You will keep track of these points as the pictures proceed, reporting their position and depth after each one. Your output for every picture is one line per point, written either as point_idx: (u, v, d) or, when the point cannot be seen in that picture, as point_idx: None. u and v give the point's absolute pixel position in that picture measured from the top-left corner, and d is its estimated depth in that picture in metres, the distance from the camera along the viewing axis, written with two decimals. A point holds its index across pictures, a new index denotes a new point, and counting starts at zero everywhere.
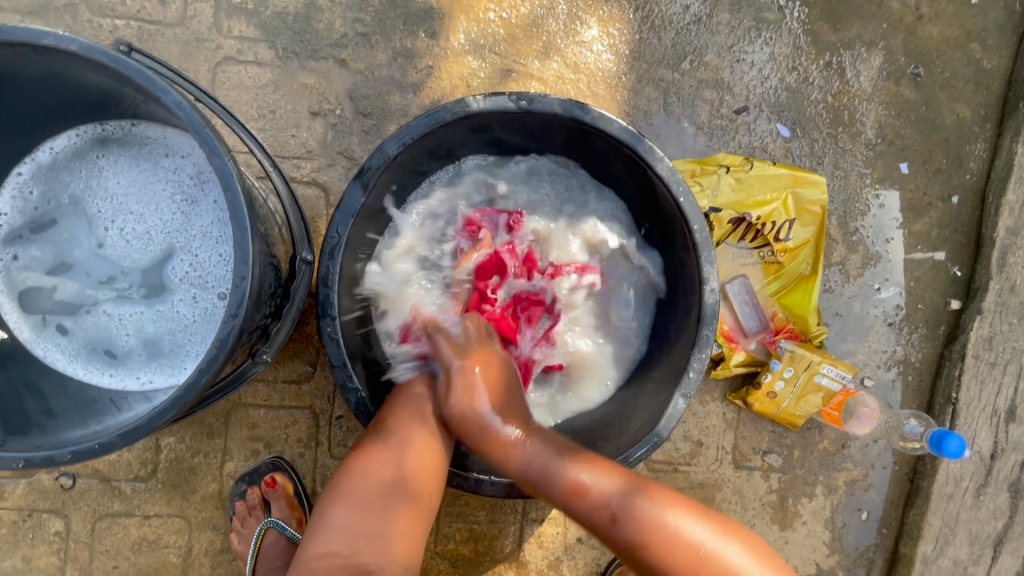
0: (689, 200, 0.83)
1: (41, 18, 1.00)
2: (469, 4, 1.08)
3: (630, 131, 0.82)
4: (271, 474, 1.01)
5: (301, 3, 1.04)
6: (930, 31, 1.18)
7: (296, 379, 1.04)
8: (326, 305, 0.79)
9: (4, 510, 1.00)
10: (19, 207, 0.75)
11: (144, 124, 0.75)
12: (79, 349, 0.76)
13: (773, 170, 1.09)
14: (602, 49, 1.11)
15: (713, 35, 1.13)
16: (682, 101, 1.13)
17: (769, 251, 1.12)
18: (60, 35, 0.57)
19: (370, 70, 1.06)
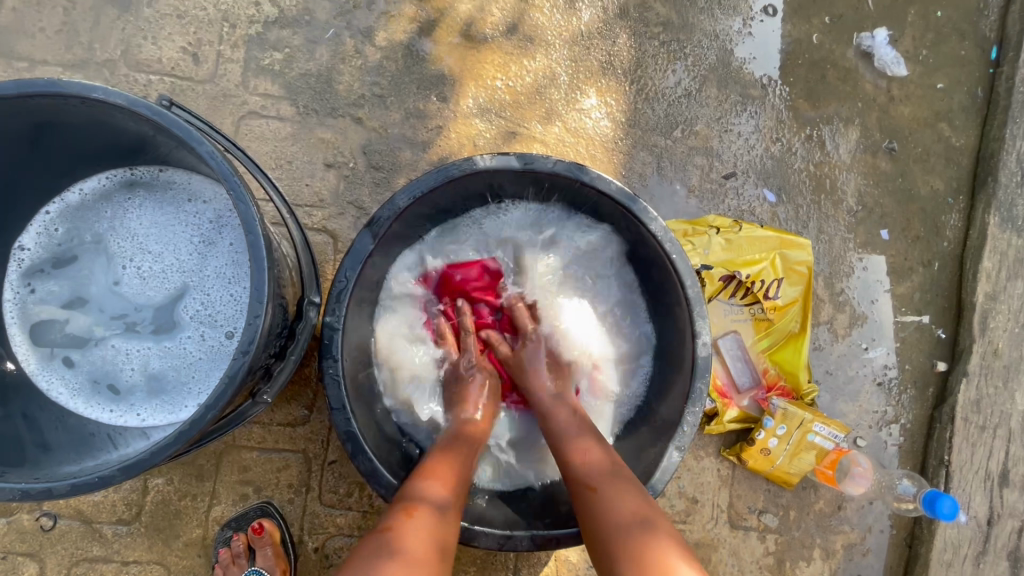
0: (681, 256, 0.88)
1: (81, 71, 1.08)
2: (478, 72, 1.17)
3: (625, 192, 0.88)
4: (258, 520, 0.99)
5: (323, 66, 1.13)
6: (902, 111, 1.29)
7: (292, 422, 1.04)
8: (330, 347, 0.82)
9: None
10: (43, 243, 0.78)
11: (171, 170, 0.80)
12: (82, 383, 0.77)
13: (760, 233, 1.15)
14: (600, 116, 1.20)
15: (702, 107, 1.22)
16: (674, 166, 1.21)
17: (759, 308, 1.15)
18: (109, 89, 0.62)
19: (384, 127, 1.13)
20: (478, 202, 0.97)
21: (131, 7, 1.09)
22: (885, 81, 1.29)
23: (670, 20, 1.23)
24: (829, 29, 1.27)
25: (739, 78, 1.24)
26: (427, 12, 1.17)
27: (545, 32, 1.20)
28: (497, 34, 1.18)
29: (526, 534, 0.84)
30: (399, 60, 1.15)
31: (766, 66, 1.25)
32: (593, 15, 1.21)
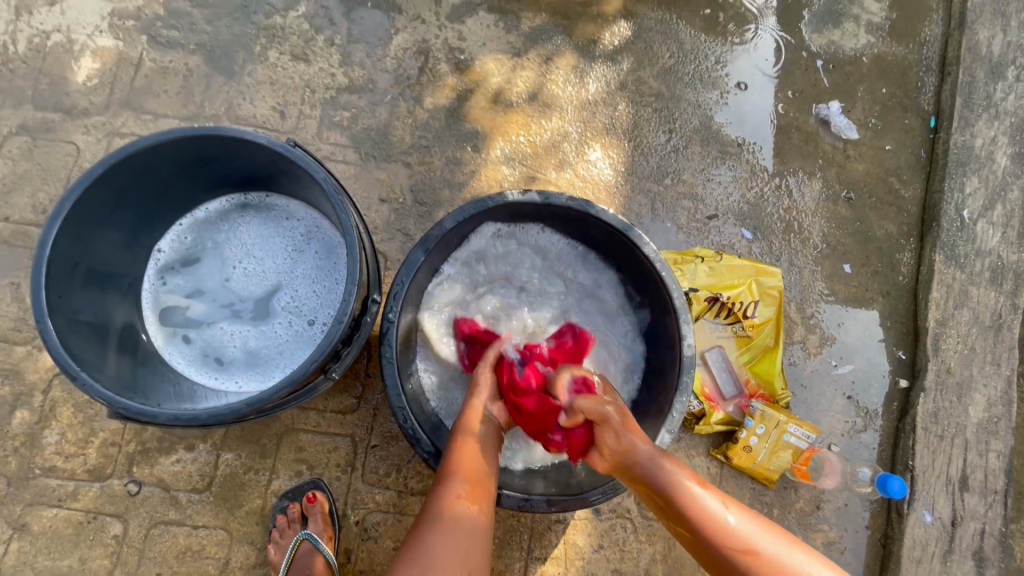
0: (669, 274, 1.10)
1: (192, 122, 1.36)
2: (505, 129, 1.45)
3: (623, 222, 1.11)
4: (312, 492, 1.17)
5: (382, 123, 1.41)
6: (856, 167, 1.54)
7: (343, 410, 1.22)
8: (388, 335, 1.03)
9: (74, 511, 1.14)
10: (175, 247, 1.02)
11: (276, 196, 1.04)
12: (194, 356, 0.98)
13: (738, 262, 1.37)
14: (604, 166, 1.46)
15: (688, 160, 1.49)
16: (665, 207, 1.45)
17: (740, 326, 1.35)
18: (255, 132, 0.88)
19: (428, 171, 1.39)
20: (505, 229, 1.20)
21: (235, 76, 1.39)
22: (841, 142, 1.55)
23: (661, 92, 1.52)
24: (792, 101, 1.56)
25: (718, 138, 1.51)
26: (466, 83, 1.46)
27: (559, 99, 1.48)
28: (521, 101, 1.47)
29: (541, 498, 1.01)
30: (443, 119, 1.43)
31: (741, 129, 1.53)
32: (598, 87, 1.50)
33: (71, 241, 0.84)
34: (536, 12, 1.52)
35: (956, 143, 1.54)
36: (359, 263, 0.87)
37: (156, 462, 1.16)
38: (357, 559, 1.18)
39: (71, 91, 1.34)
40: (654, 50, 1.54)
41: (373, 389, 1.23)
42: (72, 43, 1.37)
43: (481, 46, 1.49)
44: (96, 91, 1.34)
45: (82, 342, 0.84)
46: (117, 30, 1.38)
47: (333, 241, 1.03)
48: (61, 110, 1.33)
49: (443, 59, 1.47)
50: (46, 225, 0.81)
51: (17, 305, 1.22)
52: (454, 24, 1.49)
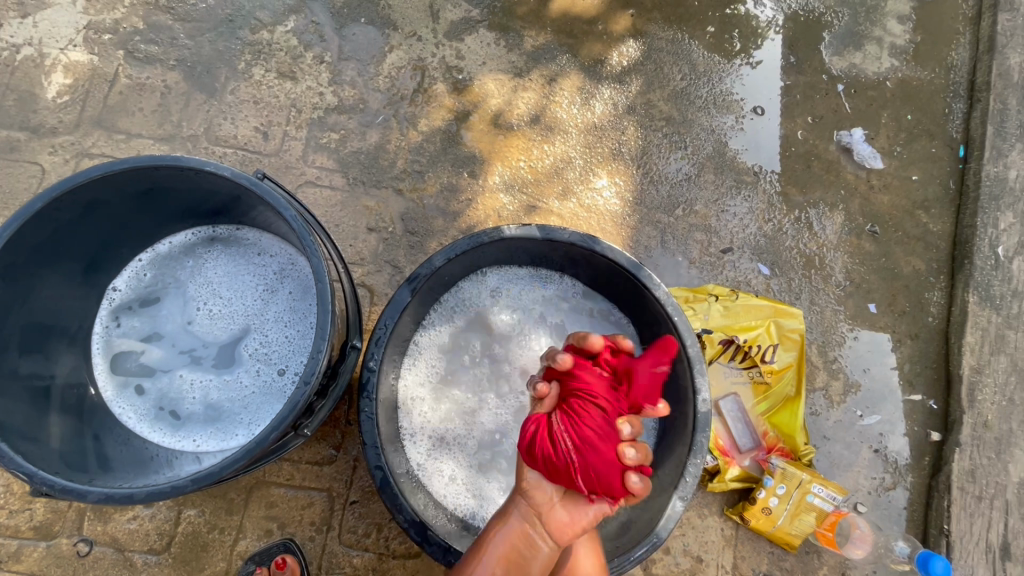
0: (682, 319, 0.98)
1: (169, 143, 1.26)
2: (506, 154, 1.35)
3: (631, 261, 1.01)
4: (281, 556, 1.05)
5: (373, 146, 1.32)
6: (882, 198, 1.44)
7: (319, 461, 1.11)
8: (367, 386, 0.92)
9: (16, 573, 1.02)
10: (132, 285, 0.92)
11: (247, 229, 0.94)
12: (149, 409, 0.88)
13: (756, 302, 1.27)
14: (610, 195, 1.35)
15: (701, 190, 1.38)
16: (676, 240, 1.35)
17: (756, 372, 1.24)
18: (218, 165, 0.78)
19: (421, 199, 1.30)
20: (495, 264, 1.11)
21: (216, 94, 1.30)
22: (865, 172, 1.45)
23: (672, 116, 1.42)
24: (811, 127, 1.46)
25: (733, 166, 1.41)
26: (463, 104, 1.37)
27: (563, 122, 1.39)
28: (522, 123, 1.38)
29: None
30: (438, 143, 1.34)
31: (757, 156, 1.43)
32: (605, 110, 1.40)
33: (2, 286, 0.74)
34: (540, 30, 1.44)
35: (989, 175, 1.43)
36: (331, 311, 0.77)
37: (110, 519, 1.05)
38: None
39: (40, 109, 1.25)
40: (664, 72, 1.44)
41: (354, 438, 1.12)
42: (43, 57, 1.28)
43: (481, 66, 1.40)
44: (66, 108, 1.25)
45: (11, 402, 0.74)
46: (92, 44, 1.30)
47: (309, 281, 0.92)
48: (27, 129, 1.24)
49: (439, 79, 1.38)
50: None
51: None
52: (453, 42, 1.40)
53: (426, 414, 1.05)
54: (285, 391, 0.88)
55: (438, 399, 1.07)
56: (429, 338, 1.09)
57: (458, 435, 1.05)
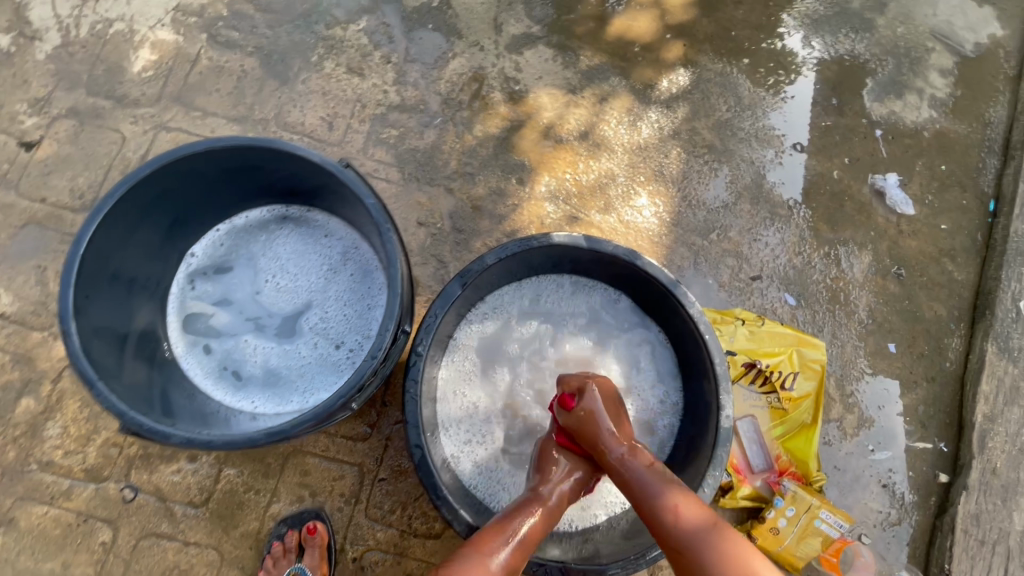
0: (713, 338, 1.04)
1: (240, 124, 1.34)
2: (553, 164, 1.41)
3: (670, 277, 1.06)
4: (312, 522, 1.11)
5: (429, 145, 1.38)
6: (910, 243, 1.48)
7: (353, 437, 1.17)
8: (414, 368, 0.98)
9: (65, 511, 1.09)
10: (208, 252, 1.00)
11: (317, 212, 1.01)
12: (213, 367, 0.95)
13: (780, 330, 1.32)
14: (649, 214, 1.41)
15: (736, 218, 1.44)
16: (708, 263, 1.40)
17: (775, 397, 1.29)
18: (308, 149, 0.84)
19: (470, 198, 1.36)
20: (533, 271, 1.17)
21: (288, 82, 1.38)
22: (895, 216, 1.50)
23: (714, 145, 1.48)
24: (847, 168, 1.51)
25: (769, 198, 1.47)
26: (517, 114, 1.44)
27: (611, 140, 1.45)
28: (571, 138, 1.44)
29: (556, 565, 0.94)
30: (490, 148, 1.40)
31: (793, 191, 1.48)
32: (652, 132, 1.47)
33: (105, 239, 0.82)
34: (596, 51, 1.51)
35: (1017, 231, 1.47)
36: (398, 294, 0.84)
37: (156, 469, 1.12)
38: None
39: (125, 81, 1.33)
40: (711, 101, 1.51)
41: (388, 419, 1.18)
42: (133, 33, 1.37)
43: (537, 79, 1.47)
44: (149, 83, 1.34)
45: (102, 344, 0.81)
46: (179, 26, 1.38)
47: (370, 265, 0.99)
48: (112, 98, 1.32)
49: (497, 88, 1.45)
50: (83, 221, 0.79)
51: (37, 289, 1.18)
52: (512, 54, 1.47)
53: (461, 403, 1.11)
54: (339, 364, 0.94)
55: (471, 390, 1.13)
56: (470, 330, 1.15)
57: (490, 425, 1.11)
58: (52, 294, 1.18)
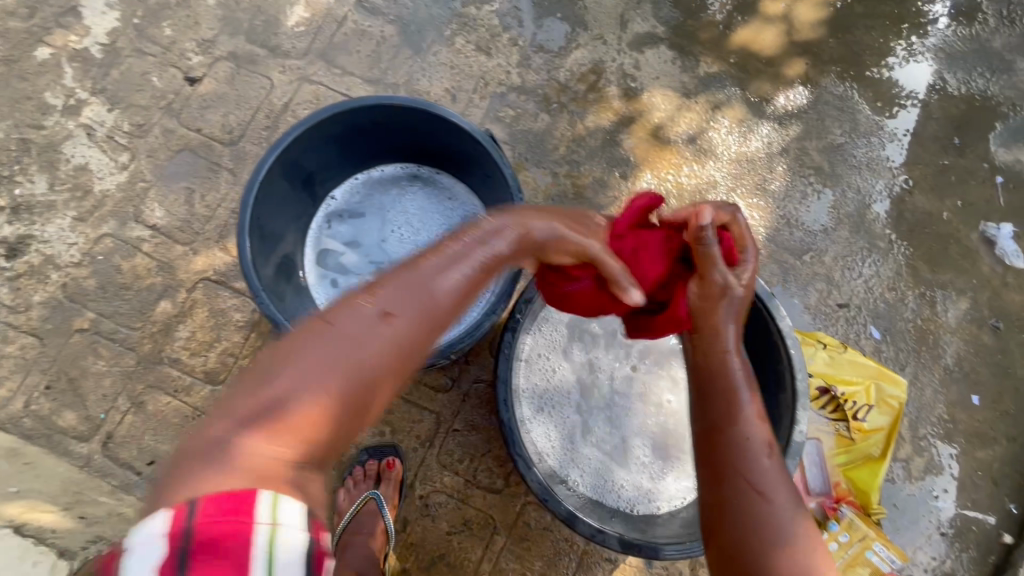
0: (797, 352, 1.11)
1: (374, 86, 1.45)
2: (658, 164, 1.45)
3: (763, 288, 1.14)
4: (391, 456, 1.22)
5: (542, 128, 1.45)
6: (1013, 297, 1.43)
7: (436, 387, 1.27)
8: (513, 331, 1.05)
9: (184, 404, 1.24)
10: (346, 197, 1.11)
11: (445, 176, 1.11)
12: (336, 300, 1.06)
13: (862, 361, 1.32)
14: (745, 226, 1.43)
15: (833, 243, 1.43)
16: (797, 283, 1.41)
17: (844, 426, 1.28)
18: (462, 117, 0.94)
19: (573, 185, 1.42)
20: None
21: (421, 52, 1.47)
22: (1002, 267, 1.45)
23: (822, 167, 1.47)
24: (958, 211, 1.47)
25: (870, 229, 1.45)
26: (630, 110, 1.47)
27: (717, 148, 1.47)
28: (679, 140, 1.47)
29: (615, 535, 1.00)
30: (600, 139, 1.45)
31: (897, 225, 1.46)
32: (760, 146, 1.48)
33: (279, 171, 0.94)
34: (717, 58, 1.52)
35: None
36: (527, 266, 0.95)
37: None
38: (411, 532, 1.22)
39: (280, 32, 1.46)
40: (825, 124, 1.50)
41: (469, 376, 1.27)
42: None
43: (653, 79, 1.50)
44: (300, 37, 1.46)
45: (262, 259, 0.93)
46: None
47: None
48: (267, 47, 1.44)
49: (613, 82, 1.49)
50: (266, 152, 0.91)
51: (184, 208, 1.33)
52: (633, 52, 1.51)
53: (539, 371, 1.18)
54: None
55: (550, 362, 1.19)
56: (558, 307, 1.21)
57: (565, 397, 1.18)
58: (196, 215, 1.33)
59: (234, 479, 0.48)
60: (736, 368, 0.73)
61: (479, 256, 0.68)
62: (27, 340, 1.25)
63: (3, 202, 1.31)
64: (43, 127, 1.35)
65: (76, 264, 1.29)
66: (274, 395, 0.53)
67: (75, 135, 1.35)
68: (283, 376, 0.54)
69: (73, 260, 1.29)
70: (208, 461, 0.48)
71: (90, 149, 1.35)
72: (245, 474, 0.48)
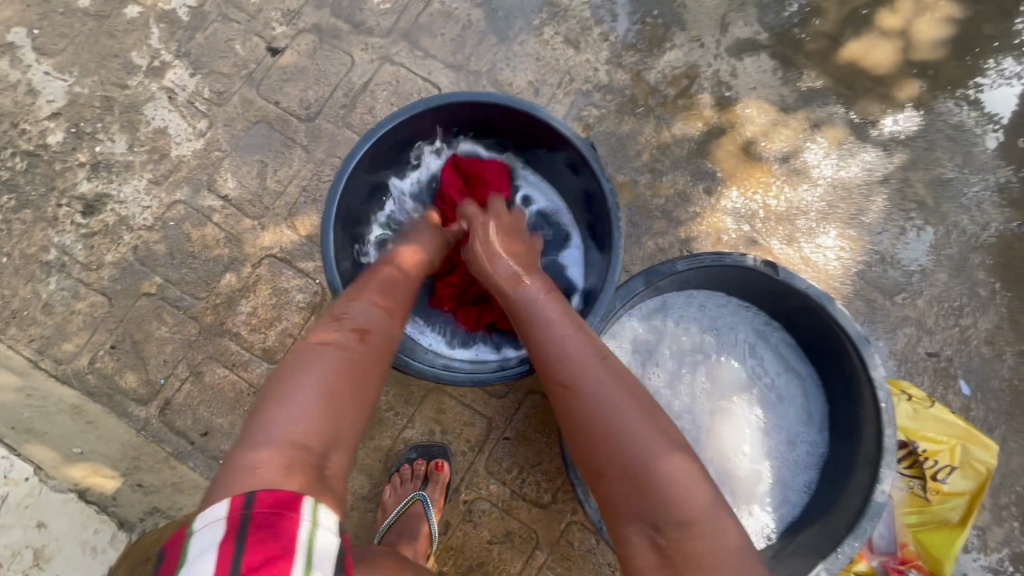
0: (888, 407, 1.03)
1: (456, 72, 1.39)
2: (746, 180, 1.35)
3: (859, 334, 1.06)
4: (439, 458, 1.19)
5: (626, 132, 1.37)
6: None
7: (491, 392, 1.24)
8: None
9: (240, 379, 1.23)
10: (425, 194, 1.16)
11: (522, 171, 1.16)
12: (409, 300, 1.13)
13: (950, 418, 1.21)
14: (834, 257, 1.33)
15: (929, 286, 1.32)
16: (884, 325, 1.31)
17: (920, 485, 1.19)
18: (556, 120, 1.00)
19: (653, 195, 1.34)
20: (710, 285, 1.18)
21: (507, 41, 1.41)
22: None
23: (926, 202, 1.36)
24: None
25: (973, 275, 1.33)
26: (721, 121, 1.38)
27: (812, 170, 1.37)
28: (772, 158, 1.37)
29: None
30: (686, 149, 1.36)
31: (1003, 274, 1.33)
32: (859, 173, 1.37)
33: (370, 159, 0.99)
34: (823, 73, 1.41)
35: None
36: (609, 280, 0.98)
37: None
38: (452, 536, 1.20)
39: (365, 8, 1.41)
40: (935, 155, 1.38)
41: (526, 385, 1.24)
42: None
43: (750, 89, 1.40)
44: (385, 15, 1.41)
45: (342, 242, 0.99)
46: None
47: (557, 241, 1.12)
48: (351, 22, 1.40)
49: (707, 89, 1.39)
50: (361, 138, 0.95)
51: (256, 181, 1.32)
52: (732, 58, 1.41)
53: None
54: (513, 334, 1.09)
55: None
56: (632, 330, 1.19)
57: None
58: (267, 189, 1.31)
59: (279, 446, 0.62)
60: (611, 368, 0.79)
61: (421, 261, 0.98)
62: (97, 298, 1.26)
63: (84, 158, 1.32)
64: (127, 86, 1.35)
65: (148, 227, 1.29)
66: (284, 401, 0.66)
67: (157, 97, 1.35)
68: (290, 400, 0.66)
69: (146, 223, 1.29)
70: (245, 450, 0.62)
71: (170, 113, 1.34)
72: (277, 451, 0.62)
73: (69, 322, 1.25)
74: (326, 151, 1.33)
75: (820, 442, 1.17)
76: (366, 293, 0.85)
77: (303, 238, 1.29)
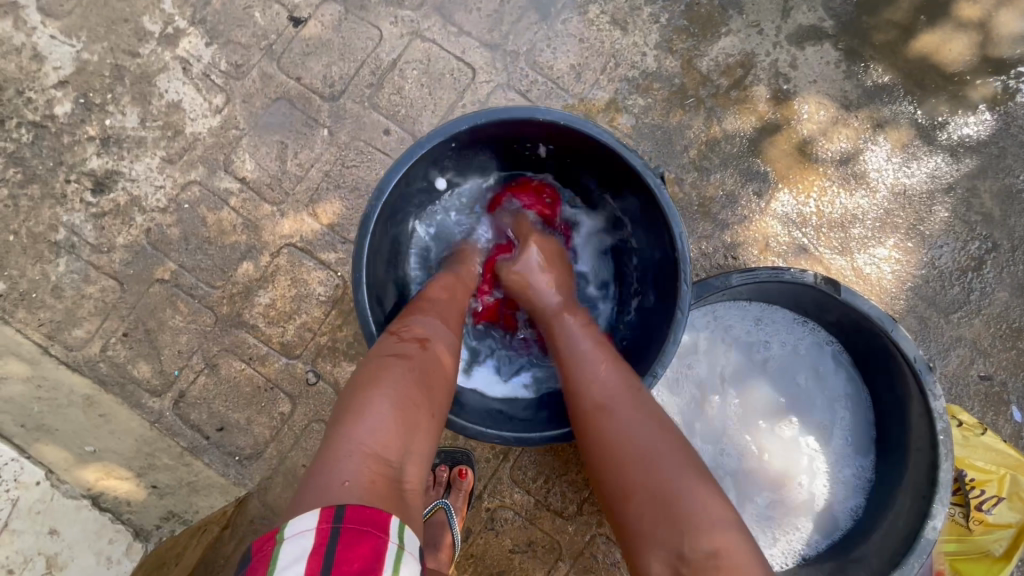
0: (947, 439, 0.93)
1: (492, 51, 1.28)
2: (799, 183, 1.26)
3: (920, 358, 0.96)
4: (462, 466, 1.15)
5: (673, 125, 1.27)
6: None
7: None
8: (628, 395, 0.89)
9: (257, 373, 1.18)
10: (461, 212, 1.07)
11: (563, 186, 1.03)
12: None
13: (1001, 447, 1.13)
14: (888, 270, 1.25)
15: (989, 305, 1.24)
16: (937, 345, 1.23)
17: (961, 513, 1.12)
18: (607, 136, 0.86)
19: (698, 195, 1.25)
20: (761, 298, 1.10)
21: (549, 19, 1.30)
22: None
23: (992, 215, 1.26)
24: None
25: None
26: (777, 116, 1.28)
27: (871, 175, 1.27)
28: (829, 159, 1.27)
29: None
30: (737, 146, 1.27)
31: None
32: (922, 180, 1.27)
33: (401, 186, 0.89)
34: (891, 67, 1.29)
35: None
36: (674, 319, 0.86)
37: (338, 363, 1.18)
38: (473, 543, 1.16)
39: None
40: (1007, 163, 1.27)
41: None
42: None
43: (811, 83, 1.28)
44: None
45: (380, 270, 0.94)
46: None
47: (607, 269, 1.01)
48: None
49: (763, 81, 1.28)
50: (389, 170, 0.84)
51: (276, 164, 1.23)
52: (792, 47, 1.29)
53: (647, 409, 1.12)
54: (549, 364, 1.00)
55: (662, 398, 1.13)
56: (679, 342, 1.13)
57: None
58: (288, 172, 1.23)
59: (362, 462, 0.60)
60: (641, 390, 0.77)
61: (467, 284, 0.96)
62: (108, 282, 1.21)
63: (93, 132, 1.24)
64: (138, 55, 1.25)
65: (161, 209, 1.22)
66: (358, 414, 0.63)
67: (170, 67, 1.25)
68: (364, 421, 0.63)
69: (159, 204, 1.22)
70: (327, 451, 0.61)
71: (185, 85, 1.25)
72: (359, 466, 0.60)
73: (81, 306, 1.20)
74: (350, 134, 1.24)
75: (867, 468, 1.09)
76: (429, 310, 0.82)
77: (325, 228, 1.21)
